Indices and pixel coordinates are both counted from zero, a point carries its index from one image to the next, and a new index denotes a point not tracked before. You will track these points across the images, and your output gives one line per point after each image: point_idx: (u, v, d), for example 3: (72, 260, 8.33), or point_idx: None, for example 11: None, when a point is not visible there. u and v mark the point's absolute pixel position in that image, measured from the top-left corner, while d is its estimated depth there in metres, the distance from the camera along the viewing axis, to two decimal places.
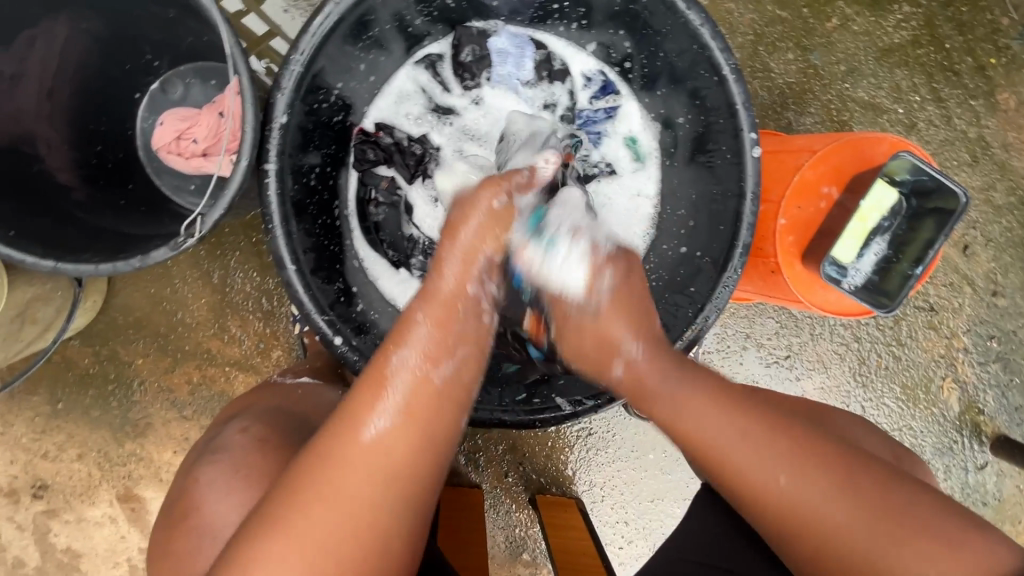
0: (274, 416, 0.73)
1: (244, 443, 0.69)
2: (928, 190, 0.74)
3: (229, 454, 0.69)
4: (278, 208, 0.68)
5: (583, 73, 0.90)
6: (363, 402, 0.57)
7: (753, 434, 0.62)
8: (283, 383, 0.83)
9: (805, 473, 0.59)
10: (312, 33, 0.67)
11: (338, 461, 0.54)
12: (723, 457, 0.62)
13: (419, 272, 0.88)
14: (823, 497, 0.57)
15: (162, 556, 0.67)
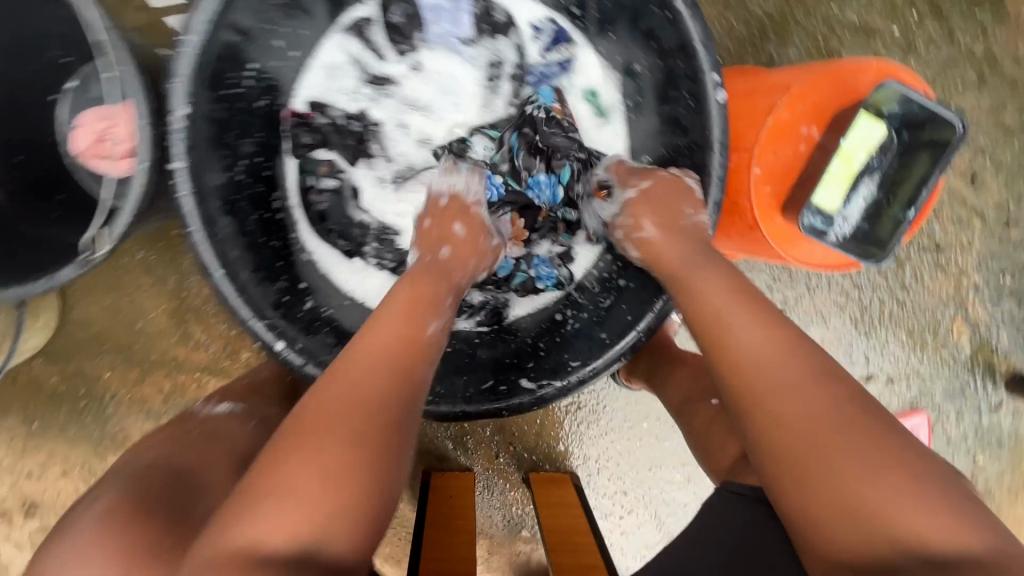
0: (148, 472, 0.60)
1: (98, 517, 0.55)
2: (921, 120, 0.66)
3: (76, 536, 0.54)
4: (196, 210, 0.62)
5: (531, 23, 0.80)
6: (379, 340, 0.56)
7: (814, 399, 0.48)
8: (182, 420, 0.69)
9: (857, 434, 0.45)
10: (203, 9, 0.57)
11: (354, 387, 0.50)
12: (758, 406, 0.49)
13: (374, 259, 0.82)
14: (866, 472, 0.44)
15: None
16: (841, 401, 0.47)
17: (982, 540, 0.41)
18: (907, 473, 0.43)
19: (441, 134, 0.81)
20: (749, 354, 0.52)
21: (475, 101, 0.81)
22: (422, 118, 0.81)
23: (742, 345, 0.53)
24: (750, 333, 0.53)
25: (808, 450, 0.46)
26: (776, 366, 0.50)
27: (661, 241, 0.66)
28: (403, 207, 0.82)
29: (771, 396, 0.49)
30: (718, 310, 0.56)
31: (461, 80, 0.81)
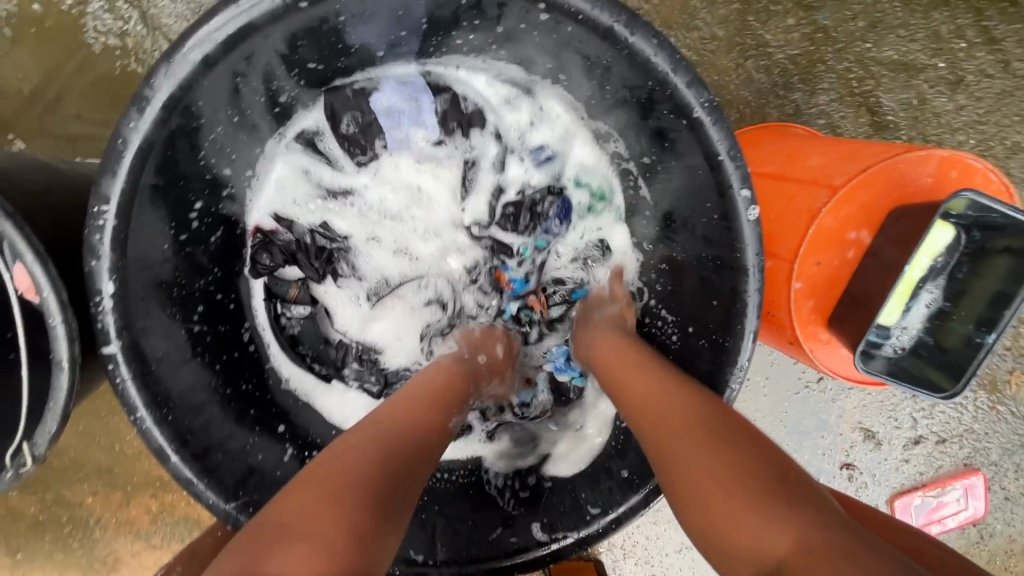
0: None
1: None
2: (1000, 226, 0.54)
3: None
4: (142, 393, 0.53)
5: (503, 106, 0.68)
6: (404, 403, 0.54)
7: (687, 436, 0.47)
8: None
9: (739, 465, 0.43)
10: (119, 174, 0.48)
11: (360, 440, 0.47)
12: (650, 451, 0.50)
13: (356, 383, 0.70)
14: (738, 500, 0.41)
15: None
16: (688, 423, 0.48)
17: (794, 540, 0.37)
18: (737, 484, 0.42)
19: (420, 241, 0.71)
20: (632, 392, 0.54)
21: (447, 206, 0.71)
22: (393, 228, 0.70)
23: (634, 396, 0.54)
24: (638, 376, 0.55)
25: (693, 487, 0.44)
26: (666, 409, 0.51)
27: (592, 340, 0.63)
28: (382, 324, 0.72)
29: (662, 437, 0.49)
30: (616, 364, 0.58)
31: (427, 184, 0.70)
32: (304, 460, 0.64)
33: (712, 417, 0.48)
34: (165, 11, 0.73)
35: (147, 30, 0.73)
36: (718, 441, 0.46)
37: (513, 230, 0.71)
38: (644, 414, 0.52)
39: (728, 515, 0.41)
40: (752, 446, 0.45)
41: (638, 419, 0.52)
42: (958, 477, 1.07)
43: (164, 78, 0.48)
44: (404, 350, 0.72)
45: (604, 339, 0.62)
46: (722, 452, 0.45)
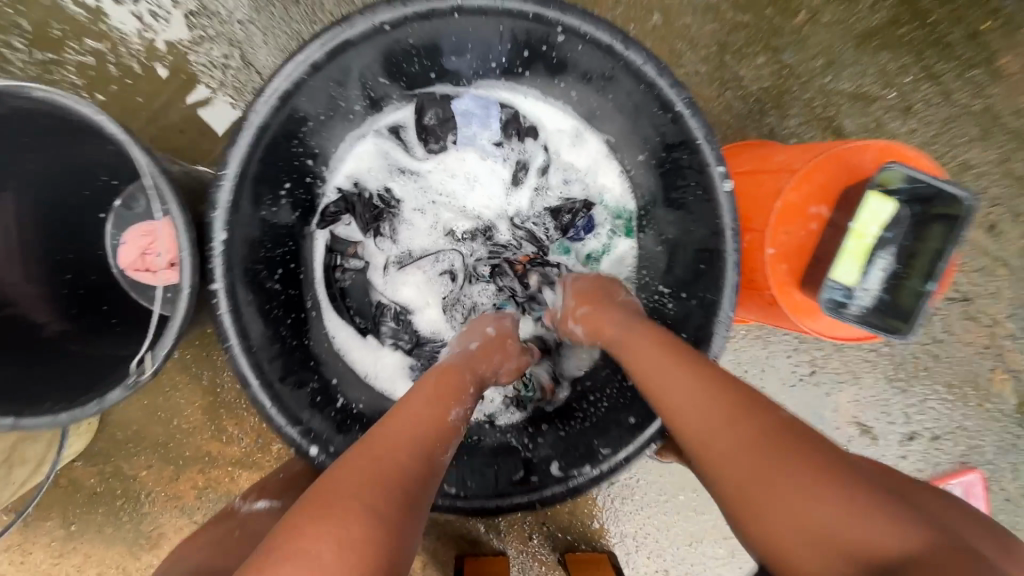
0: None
1: None
2: (929, 196, 0.66)
3: None
4: (233, 324, 0.65)
5: (556, 128, 0.84)
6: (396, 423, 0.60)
7: (746, 440, 0.50)
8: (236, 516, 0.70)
9: (799, 467, 0.46)
10: (238, 144, 0.63)
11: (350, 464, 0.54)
12: (713, 460, 0.51)
13: (391, 340, 0.85)
14: (816, 501, 0.44)
15: None
16: (746, 432, 0.50)
17: (908, 544, 0.40)
18: (816, 491, 0.44)
19: (464, 223, 0.85)
20: (669, 410, 0.57)
21: (496, 197, 0.85)
22: (444, 206, 0.85)
23: (680, 406, 0.56)
24: (671, 385, 0.58)
25: (758, 492, 0.47)
26: (709, 417, 0.53)
27: (608, 315, 0.71)
28: (417, 287, 0.85)
29: (720, 447, 0.51)
30: (646, 383, 0.61)
31: (481, 175, 0.85)
32: (349, 411, 0.76)
33: (747, 417, 0.52)
34: (258, 52, 0.89)
35: (240, 67, 0.90)
36: (785, 450, 0.48)
37: (551, 220, 0.85)
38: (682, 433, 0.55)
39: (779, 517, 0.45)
40: (810, 446, 0.48)
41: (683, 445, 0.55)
42: (955, 474, 1.12)
43: (279, 79, 0.63)
44: (434, 318, 0.86)
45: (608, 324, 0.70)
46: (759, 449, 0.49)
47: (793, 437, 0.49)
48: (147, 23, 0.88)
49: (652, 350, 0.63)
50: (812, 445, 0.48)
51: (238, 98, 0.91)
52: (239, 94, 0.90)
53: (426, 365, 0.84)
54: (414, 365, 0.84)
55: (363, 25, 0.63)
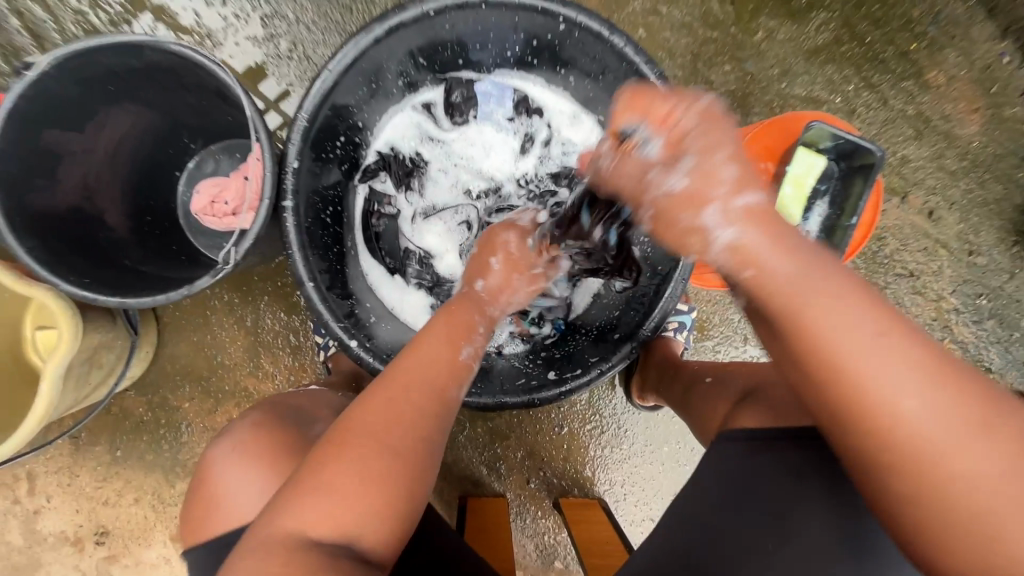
0: (283, 411, 0.78)
1: (250, 428, 0.75)
2: (850, 152, 0.84)
3: (237, 436, 0.74)
4: (296, 236, 0.81)
5: (558, 108, 1.03)
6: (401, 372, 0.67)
7: (936, 395, 0.48)
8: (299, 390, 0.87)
9: (968, 428, 0.47)
10: (312, 94, 0.81)
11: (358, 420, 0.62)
12: (871, 401, 0.49)
13: (415, 279, 1.01)
14: (983, 457, 0.46)
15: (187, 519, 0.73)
16: (929, 384, 0.48)
17: None
18: (991, 451, 0.46)
19: (479, 183, 1.04)
20: (858, 378, 0.49)
21: (507, 162, 1.05)
22: (463, 169, 1.05)
23: (836, 341, 0.51)
24: (873, 357, 0.49)
25: (926, 452, 0.47)
26: (878, 364, 0.49)
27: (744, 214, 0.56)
28: (436, 236, 1.03)
29: (892, 398, 0.48)
30: (831, 358, 0.51)
31: (496, 145, 1.05)
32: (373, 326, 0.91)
33: (960, 407, 0.47)
34: (314, 47, 1.10)
35: (301, 60, 1.10)
36: (976, 410, 0.47)
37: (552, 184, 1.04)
38: (882, 419, 0.49)
39: (1000, 521, 0.45)
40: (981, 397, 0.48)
41: (872, 430, 0.50)
42: None
43: (350, 47, 0.81)
44: (451, 263, 1.03)
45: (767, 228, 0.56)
46: (988, 453, 0.46)
47: (965, 382, 0.48)
48: (231, 23, 1.09)
49: (848, 310, 0.51)
50: (981, 393, 0.48)
51: (296, 85, 1.10)
52: (297, 83, 1.10)
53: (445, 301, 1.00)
54: (434, 302, 1.00)
55: (415, 12, 0.82)
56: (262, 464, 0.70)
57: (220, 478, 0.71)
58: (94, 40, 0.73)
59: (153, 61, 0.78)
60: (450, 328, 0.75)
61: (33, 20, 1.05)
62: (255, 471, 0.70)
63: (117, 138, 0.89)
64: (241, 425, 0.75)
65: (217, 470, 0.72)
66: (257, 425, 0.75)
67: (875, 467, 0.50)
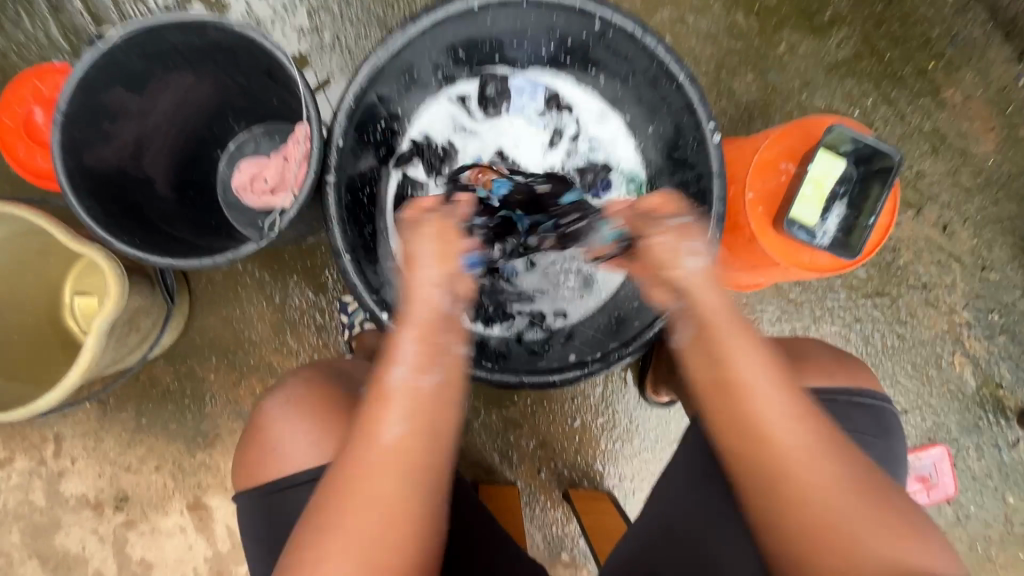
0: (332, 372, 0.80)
1: (304, 387, 0.76)
2: (869, 155, 0.88)
3: (292, 395, 0.75)
4: (336, 211, 0.85)
5: (586, 107, 1.08)
6: (360, 457, 0.61)
7: (841, 477, 0.61)
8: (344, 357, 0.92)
9: (856, 503, 0.60)
10: (359, 78, 0.86)
11: (335, 523, 0.59)
12: (782, 466, 0.62)
13: (440, 265, 1.05)
14: (861, 517, 0.60)
15: (237, 472, 0.75)
16: (841, 467, 0.62)
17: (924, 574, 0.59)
18: (861, 513, 0.60)
19: None
20: (771, 444, 0.63)
21: (536, 154, 1.09)
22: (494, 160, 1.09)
23: (775, 429, 0.63)
24: (790, 432, 0.63)
25: (824, 519, 0.60)
26: (795, 440, 0.62)
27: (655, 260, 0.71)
28: None
29: (795, 466, 0.61)
30: (722, 374, 0.66)
31: (526, 137, 1.09)
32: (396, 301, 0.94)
33: (817, 437, 0.63)
34: (355, 39, 1.15)
35: (343, 52, 1.15)
36: (865, 483, 0.62)
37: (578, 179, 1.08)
38: (771, 465, 0.62)
39: (843, 547, 0.59)
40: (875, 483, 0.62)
41: (760, 460, 0.63)
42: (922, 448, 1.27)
43: (398, 35, 0.86)
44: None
45: (716, 268, 0.73)
46: (833, 468, 0.61)
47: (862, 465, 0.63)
48: (279, 14, 1.15)
49: (779, 401, 0.64)
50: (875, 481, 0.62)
51: (335, 75, 1.15)
52: (336, 73, 1.15)
53: None
54: None
55: (461, 5, 0.87)
56: (319, 420, 0.72)
57: (276, 428, 0.72)
58: (162, 18, 0.79)
59: (213, 40, 0.83)
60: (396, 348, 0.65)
61: (93, 3, 1.12)
62: (312, 427, 0.71)
63: (167, 113, 0.94)
64: (295, 383, 0.76)
65: (274, 424, 0.73)
66: (312, 385, 0.76)
67: (772, 514, 0.62)
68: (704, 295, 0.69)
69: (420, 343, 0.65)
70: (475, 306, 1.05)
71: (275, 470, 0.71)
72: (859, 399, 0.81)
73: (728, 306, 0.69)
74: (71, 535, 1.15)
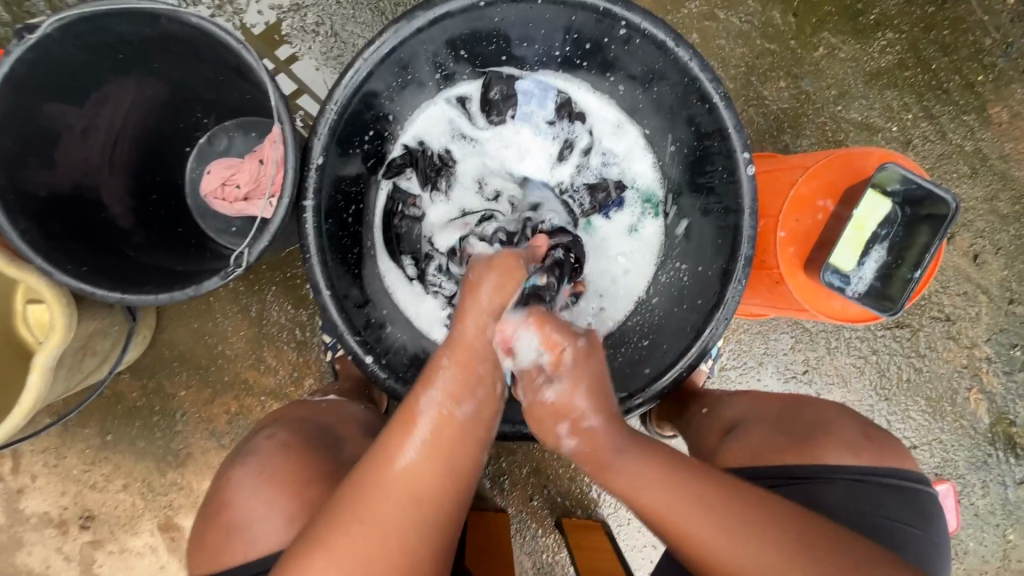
0: (305, 425, 0.82)
1: (274, 447, 0.77)
2: (920, 198, 0.78)
3: (260, 457, 0.76)
4: (315, 240, 0.75)
5: (601, 116, 0.96)
6: (375, 485, 0.59)
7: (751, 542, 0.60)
8: (311, 400, 0.91)
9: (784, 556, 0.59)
10: (344, 85, 0.74)
11: (334, 542, 0.56)
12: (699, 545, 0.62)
13: (432, 290, 0.95)
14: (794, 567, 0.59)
15: (198, 548, 0.74)
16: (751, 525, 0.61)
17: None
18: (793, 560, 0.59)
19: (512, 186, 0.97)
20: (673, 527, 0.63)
21: (543, 167, 0.98)
22: (496, 172, 0.97)
23: (668, 514, 0.63)
24: (679, 512, 0.62)
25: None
26: (692, 522, 0.62)
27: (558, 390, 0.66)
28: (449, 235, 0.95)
29: (704, 545, 0.61)
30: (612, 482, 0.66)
31: (533, 149, 0.98)
32: (381, 334, 0.85)
33: (717, 507, 0.62)
34: (344, 22, 1.02)
35: (328, 36, 1.01)
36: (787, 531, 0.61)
37: (588, 197, 0.97)
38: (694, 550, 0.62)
39: None
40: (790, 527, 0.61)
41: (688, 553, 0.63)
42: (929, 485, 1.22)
43: (389, 35, 0.75)
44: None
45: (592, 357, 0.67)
46: (740, 539, 0.61)
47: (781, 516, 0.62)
48: None
49: (657, 485, 0.64)
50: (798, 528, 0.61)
51: (320, 62, 1.02)
52: (320, 60, 1.02)
53: None
54: (450, 314, 0.95)
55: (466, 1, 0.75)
56: (286, 488, 0.72)
57: (242, 506, 0.72)
58: (101, 6, 0.68)
59: (168, 31, 0.73)
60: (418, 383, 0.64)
61: None
62: (277, 498, 0.71)
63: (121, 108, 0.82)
64: (267, 446, 0.77)
65: (239, 499, 0.73)
66: (282, 448, 0.76)
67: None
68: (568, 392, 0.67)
69: (454, 372, 0.62)
70: None
71: (242, 552, 0.69)
72: (888, 480, 0.75)
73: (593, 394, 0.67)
74: (34, 553, 1.09)
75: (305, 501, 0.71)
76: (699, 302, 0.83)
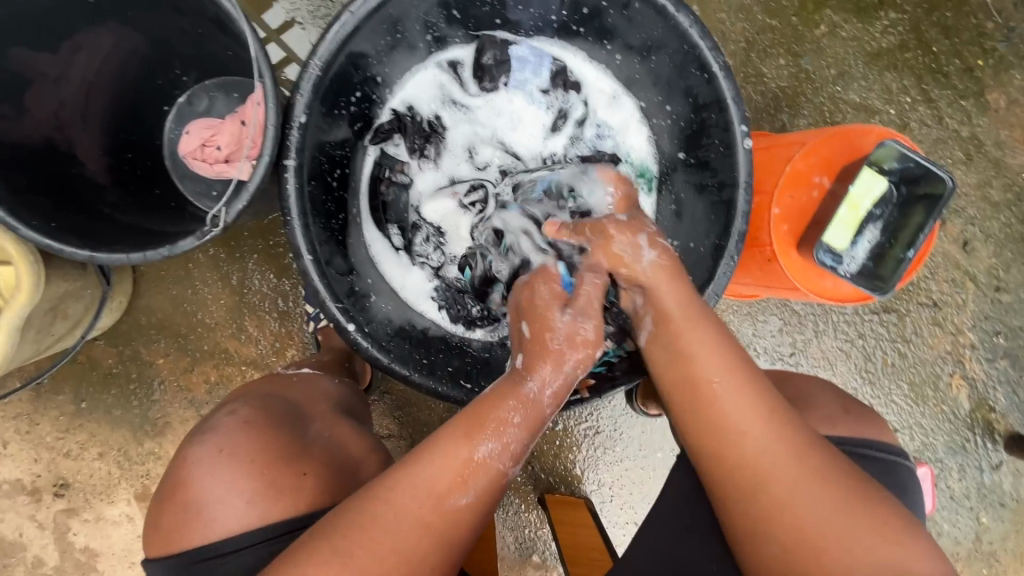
0: (269, 401, 0.79)
1: (235, 424, 0.74)
2: (916, 176, 0.77)
3: (220, 434, 0.73)
4: (297, 202, 0.72)
5: (597, 86, 0.93)
6: (402, 500, 0.57)
7: (801, 474, 0.60)
8: (282, 374, 0.89)
9: (821, 496, 0.59)
10: (329, 40, 0.71)
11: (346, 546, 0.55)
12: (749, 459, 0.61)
13: (419, 261, 0.93)
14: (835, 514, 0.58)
15: (155, 529, 0.71)
16: (802, 460, 0.60)
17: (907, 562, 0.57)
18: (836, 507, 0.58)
19: (504, 156, 0.95)
20: (728, 431, 0.62)
21: (536, 137, 0.95)
22: (488, 141, 0.95)
23: (730, 421, 0.62)
24: (741, 419, 0.62)
25: (799, 521, 0.58)
26: (755, 437, 0.61)
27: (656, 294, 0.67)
28: (439, 206, 0.93)
29: (758, 461, 0.60)
30: (691, 378, 0.64)
31: (526, 118, 0.95)
32: (364, 304, 0.82)
33: (783, 429, 0.61)
34: None
35: None
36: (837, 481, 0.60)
37: None
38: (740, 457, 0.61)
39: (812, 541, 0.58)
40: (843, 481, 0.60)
41: (726, 462, 0.62)
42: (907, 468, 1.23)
43: None
44: (464, 238, 0.94)
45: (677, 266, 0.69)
46: (797, 469, 0.60)
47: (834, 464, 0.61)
48: None
49: (740, 394, 0.62)
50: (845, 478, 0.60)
51: (306, 22, 0.98)
52: (307, 20, 0.98)
53: (448, 288, 0.92)
54: (438, 286, 0.93)
55: None
56: (248, 465, 0.69)
57: (202, 486, 0.69)
58: None
59: None
60: (475, 411, 0.63)
61: None
62: (240, 476, 0.69)
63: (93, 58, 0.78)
64: (228, 422, 0.74)
65: (197, 477, 0.70)
66: (245, 425, 0.73)
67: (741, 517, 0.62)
68: (662, 293, 0.67)
69: (520, 431, 0.62)
70: (456, 307, 0.92)
71: (201, 535, 0.67)
72: (871, 453, 0.74)
73: (691, 298, 0.67)
74: (6, 520, 1.07)
75: (270, 482, 0.69)
76: (690, 279, 0.82)
